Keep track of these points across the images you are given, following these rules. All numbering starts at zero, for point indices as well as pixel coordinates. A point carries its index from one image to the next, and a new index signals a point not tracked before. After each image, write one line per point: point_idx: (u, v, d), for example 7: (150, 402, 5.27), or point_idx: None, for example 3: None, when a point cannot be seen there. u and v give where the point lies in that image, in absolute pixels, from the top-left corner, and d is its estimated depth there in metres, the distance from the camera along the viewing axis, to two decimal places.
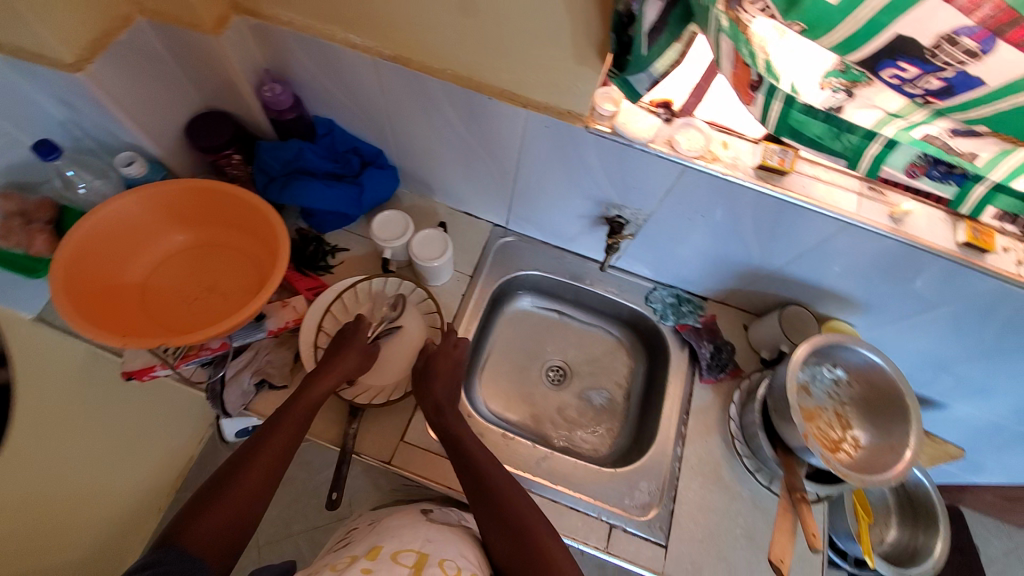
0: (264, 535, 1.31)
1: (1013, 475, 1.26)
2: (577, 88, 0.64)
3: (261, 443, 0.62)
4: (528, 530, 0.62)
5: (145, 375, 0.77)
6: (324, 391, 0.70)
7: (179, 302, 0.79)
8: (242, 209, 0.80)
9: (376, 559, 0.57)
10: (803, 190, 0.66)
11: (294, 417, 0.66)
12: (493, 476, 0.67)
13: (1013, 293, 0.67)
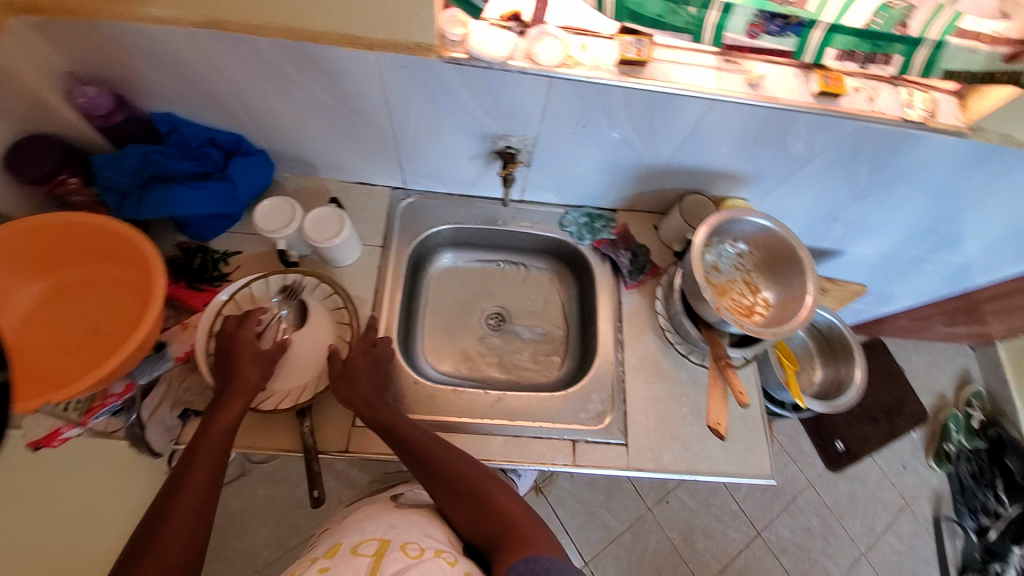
0: (262, 560, 1.28)
1: (915, 297, 1.43)
2: (417, 15, 0.59)
3: (177, 488, 0.58)
4: (491, 503, 0.64)
5: (53, 441, 0.68)
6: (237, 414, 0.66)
7: (63, 356, 0.71)
8: (93, 235, 0.71)
9: (335, 556, 0.57)
10: (665, 76, 0.67)
11: (213, 449, 0.62)
12: (446, 455, 0.68)
13: (870, 128, 0.72)
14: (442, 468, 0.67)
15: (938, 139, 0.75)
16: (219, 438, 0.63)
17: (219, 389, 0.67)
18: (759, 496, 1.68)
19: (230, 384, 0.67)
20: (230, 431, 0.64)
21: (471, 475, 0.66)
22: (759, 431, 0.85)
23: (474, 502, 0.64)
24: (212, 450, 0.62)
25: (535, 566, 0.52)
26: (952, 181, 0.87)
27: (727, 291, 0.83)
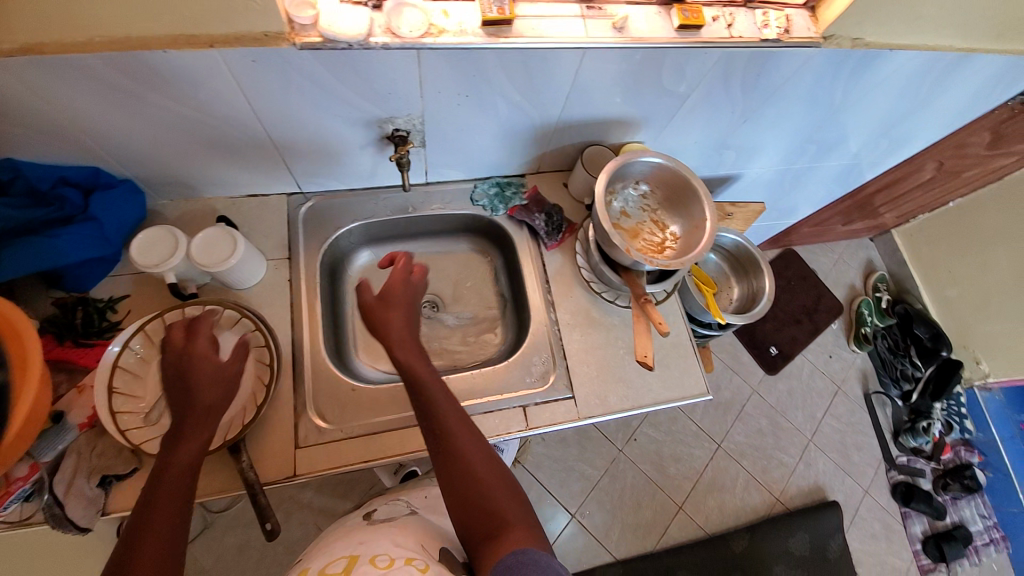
0: None
1: (812, 204, 1.56)
2: (255, 3, 0.55)
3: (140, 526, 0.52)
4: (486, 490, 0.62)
5: None
6: (195, 447, 0.59)
7: None
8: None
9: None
10: (533, 32, 0.66)
11: (173, 481, 0.56)
12: (462, 436, 0.65)
13: (733, 54, 0.76)
14: (449, 453, 0.64)
15: (795, 54, 0.80)
16: (182, 466, 0.57)
17: (174, 409, 0.59)
18: (714, 413, 1.82)
19: (186, 403, 0.59)
20: (193, 458, 0.57)
21: (478, 462, 0.64)
22: (688, 354, 0.92)
23: (472, 492, 0.62)
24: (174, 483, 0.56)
25: (524, 558, 0.53)
26: (817, 91, 0.94)
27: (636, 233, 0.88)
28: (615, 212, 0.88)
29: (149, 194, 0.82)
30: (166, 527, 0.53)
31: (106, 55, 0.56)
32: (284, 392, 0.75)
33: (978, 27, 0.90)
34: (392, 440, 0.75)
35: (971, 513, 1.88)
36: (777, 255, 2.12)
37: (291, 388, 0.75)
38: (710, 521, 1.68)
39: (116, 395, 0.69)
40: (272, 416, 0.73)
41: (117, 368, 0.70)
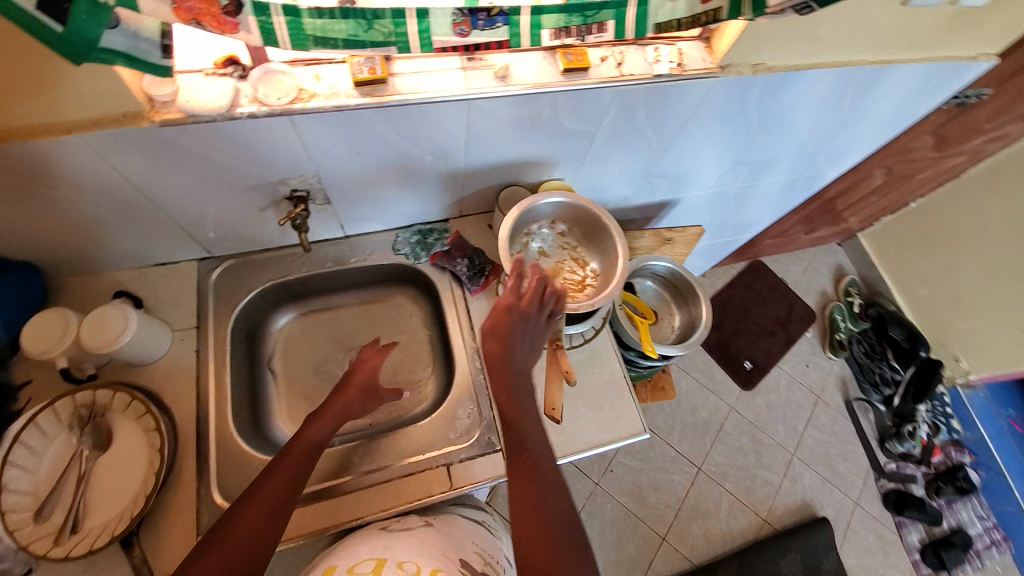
0: None
1: (765, 217, 1.55)
2: (100, 86, 0.53)
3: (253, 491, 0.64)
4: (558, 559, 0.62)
5: None
6: (322, 432, 0.72)
7: None
8: None
9: None
10: (410, 88, 0.65)
11: (295, 458, 0.68)
12: (539, 467, 0.70)
13: (628, 92, 0.75)
14: (523, 486, 0.68)
15: (695, 86, 0.79)
16: (280, 487, 0.64)
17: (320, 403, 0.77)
18: (692, 435, 1.77)
19: (321, 412, 0.74)
20: (292, 482, 0.66)
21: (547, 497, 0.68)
22: (624, 391, 0.88)
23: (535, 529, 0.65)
24: (272, 499, 0.63)
25: None
26: (733, 115, 0.93)
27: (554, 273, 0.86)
28: (530, 254, 0.86)
29: (49, 271, 0.80)
30: (249, 544, 0.59)
31: None
32: (187, 469, 0.74)
33: (887, 42, 0.89)
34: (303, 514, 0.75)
35: (969, 517, 1.79)
36: (745, 267, 2.09)
37: (195, 470, 0.74)
38: (695, 550, 1.61)
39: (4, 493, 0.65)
40: (177, 494, 0.72)
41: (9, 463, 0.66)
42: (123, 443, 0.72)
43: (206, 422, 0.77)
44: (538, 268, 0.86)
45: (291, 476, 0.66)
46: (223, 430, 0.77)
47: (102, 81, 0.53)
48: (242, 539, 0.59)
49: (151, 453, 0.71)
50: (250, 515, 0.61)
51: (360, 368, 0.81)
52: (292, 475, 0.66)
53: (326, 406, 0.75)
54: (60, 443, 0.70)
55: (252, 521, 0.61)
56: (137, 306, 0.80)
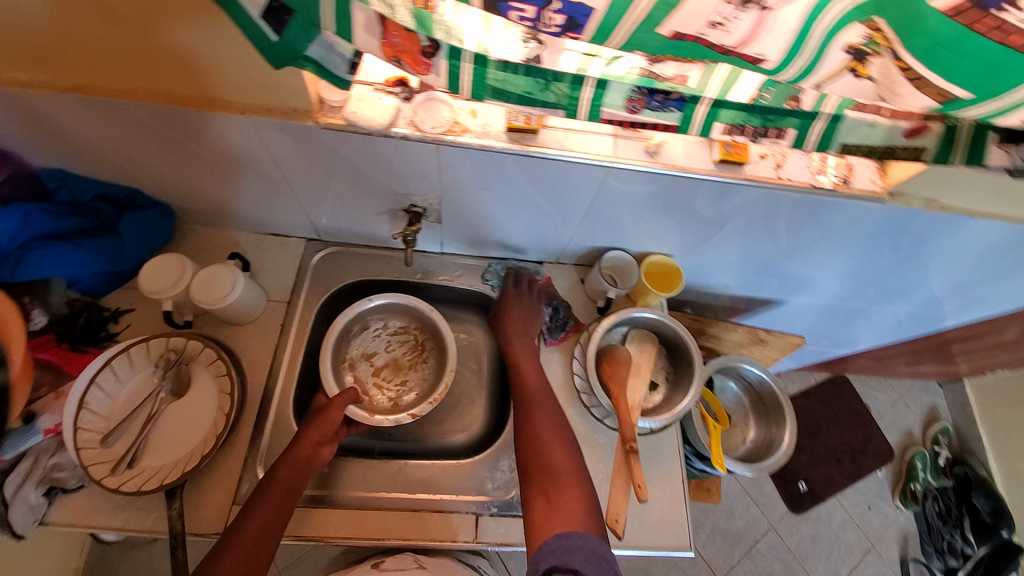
0: None
1: (870, 341, 1.41)
2: (285, 83, 0.57)
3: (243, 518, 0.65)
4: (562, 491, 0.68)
5: None
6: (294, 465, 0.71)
7: None
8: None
9: None
10: (557, 144, 0.64)
11: (275, 491, 0.67)
12: (544, 435, 0.74)
13: (779, 196, 0.70)
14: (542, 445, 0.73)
15: (852, 206, 0.73)
16: (259, 532, 0.64)
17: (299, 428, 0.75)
18: (720, 542, 1.62)
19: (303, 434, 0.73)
20: (270, 523, 0.65)
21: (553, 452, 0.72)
22: (678, 497, 0.81)
23: (541, 495, 0.68)
24: (246, 548, 0.62)
25: (568, 544, 0.60)
26: (879, 239, 0.84)
27: (380, 373, 0.92)
28: (361, 360, 0.92)
29: (181, 216, 0.87)
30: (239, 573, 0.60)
31: (148, 105, 0.60)
32: (243, 436, 0.76)
33: None
34: (332, 518, 0.76)
35: None
36: (825, 378, 1.91)
37: (247, 440, 0.76)
38: None
39: (86, 411, 0.70)
40: (225, 458, 0.75)
41: (94, 384, 0.71)
42: (196, 395, 0.76)
43: (270, 397, 0.80)
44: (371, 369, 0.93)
45: (264, 520, 0.65)
46: (283, 407, 0.80)
47: (287, 79, 0.56)
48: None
49: (218, 412, 0.75)
50: (232, 561, 0.61)
51: (334, 406, 0.77)
52: (269, 523, 0.65)
53: (292, 453, 0.71)
54: (142, 379, 0.75)
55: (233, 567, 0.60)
56: (243, 269, 0.85)
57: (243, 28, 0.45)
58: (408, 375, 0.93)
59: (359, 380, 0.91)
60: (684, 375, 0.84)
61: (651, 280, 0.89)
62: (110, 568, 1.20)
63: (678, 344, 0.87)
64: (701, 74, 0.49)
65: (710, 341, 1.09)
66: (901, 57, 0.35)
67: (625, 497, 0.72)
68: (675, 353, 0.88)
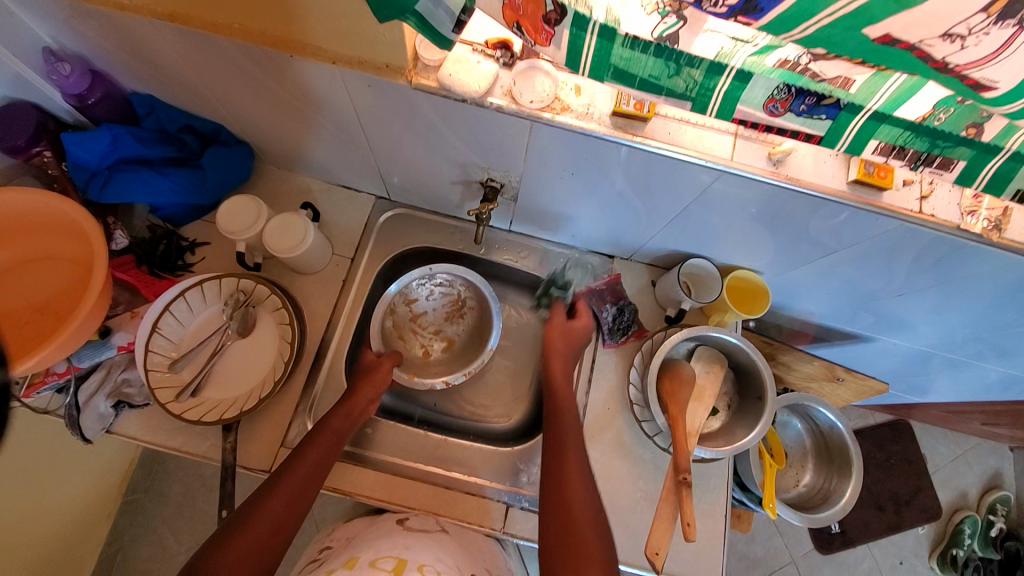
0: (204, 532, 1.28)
1: (958, 395, 1.25)
2: (383, 35, 0.52)
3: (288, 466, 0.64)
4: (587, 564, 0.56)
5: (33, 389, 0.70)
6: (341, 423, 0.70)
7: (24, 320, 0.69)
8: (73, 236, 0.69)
9: (354, 567, 0.59)
10: (667, 137, 0.57)
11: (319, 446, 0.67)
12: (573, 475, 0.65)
13: (914, 232, 0.60)
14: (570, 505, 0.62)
15: (1002, 257, 0.61)
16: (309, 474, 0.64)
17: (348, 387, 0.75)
18: (734, 563, 1.56)
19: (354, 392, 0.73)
20: (310, 476, 0.64)
21: (580, 497, 0.63)
22: (719, 531, 0.76)
23: (560, 545, 0.58)
24: (297, 485, 0.63)
25: None
26: (1014, 296, 0.71)
27: (417, 322, 0.90)
28: (401, 304, 0.88)
29: (259, 156, 0.87)
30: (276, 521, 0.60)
31: (239, 43, 0.57)
32: (295, 385, 0.78)
33: None
34: (366, 479, 0.76)
35: None
36: (886, 421, 1.73)
37: (298, 390, 0.78)
38: None
39: (158, 336, 0.73)
40: (277, 404, 0.76)
41: (168, 311, 0.74)
42: (258, 337, 0.77)
43: (324, 351, 0.81)
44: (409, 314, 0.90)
45: (314, 464, 0.65)
46: (336, 363, 0.81)
47: (386, 31, 0.51)
48: (276, 517, 0.60)
49: (277, 358, 0.76)
50: (280, 498, 0.61)
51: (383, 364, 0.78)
52: (317, 468, 0.65)
53: (346, 404, 0.72)
54: (213, 312, 0.77)
55: (281, 504, 0.61)
56: (314, 220, 0.84)
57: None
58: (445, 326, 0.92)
59: (397, 324, 0.89)
60: (750, 406, 0.78)
61: (732, 297, 0.82)
62: (160, 467, 1.31)
63: (750, 372, 0.79)
64: (870, 79, 0.40)
65: (778, 368, 1.01)
66: None
67: (669, 524, 0.68)
68: (745, 379, 0.81)
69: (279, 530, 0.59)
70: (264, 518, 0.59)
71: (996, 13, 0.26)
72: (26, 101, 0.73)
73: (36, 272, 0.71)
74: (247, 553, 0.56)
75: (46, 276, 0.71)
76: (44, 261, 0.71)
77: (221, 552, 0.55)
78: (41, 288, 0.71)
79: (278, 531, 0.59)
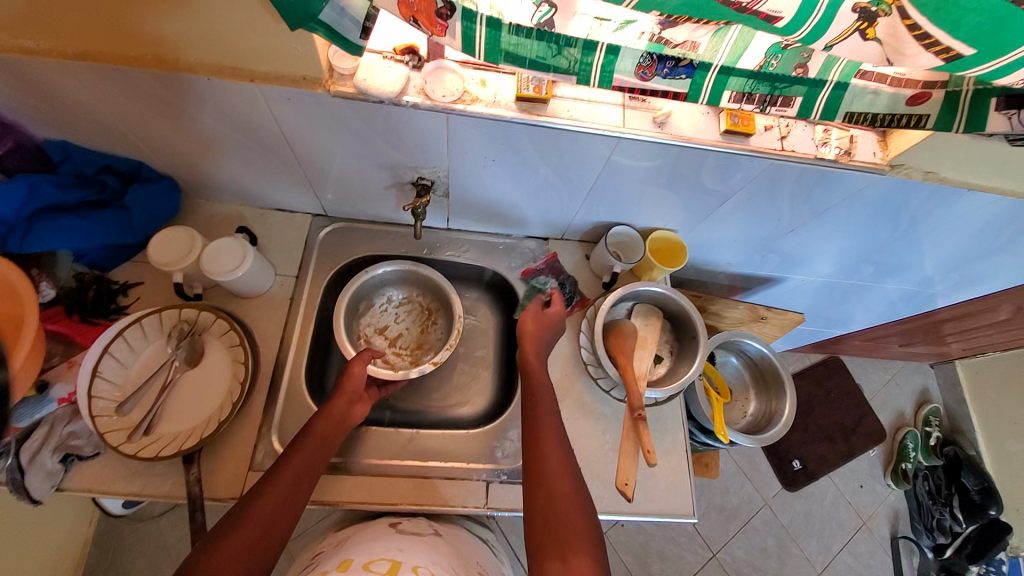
0: None
1: (869, 320, 1.42)
2: (298, 51, 0.57)
3: (274, 473, 0.65)
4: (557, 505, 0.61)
5: None
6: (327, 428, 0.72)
7: None
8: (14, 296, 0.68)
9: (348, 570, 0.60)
10: (566, 114, 0.65)
11: (307, 451, 0.68)
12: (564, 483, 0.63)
13: (783, 168, 0.71)
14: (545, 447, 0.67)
15: (855, 178, 0.74)
16: (297, 478, 0.65)
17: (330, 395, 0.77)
18: (716, 518, 1.64)
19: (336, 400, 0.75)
20: (298, 481, 0.65)
21: (552, 468, 0.65)
22: (682, 465, 0.83)
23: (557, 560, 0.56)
24: (286, 487, 0.64)
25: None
26: (879, 213, 0.85)
27: (397, 343, 0.93)
28: (376, 334, 0.92)
29: (187, 191, 0.87)
30: (268, 522, 0.60)
31: (156, 73, 0.60)
32: (256, 406, 0.78)
33: None
34: (345, 484, 0.77)
35: None
36: (820, 360, 1.91)
37: (261, 410, 0.78)
38: None
39: (100, 379, 0.71)
40: (239, 429, 0.76)
41: (108, 353, 0.72)
42: (209, 365, 0.77)
43: (281, 368, 0.81)
44: (385, 342, 0.93)
45: (299, 469, 0.66)
46: (295, 379, 0.81)
47: (300, 46, 0.56)
48: (265, 520, 0.60)
49: (232, 382, 0.76)
50: (268, 503, 0.62)
51: (356, 363, 0.78)
52: (304, 473, 0.66)
53: (329, 409, 0.73)
54: (156, 349, 0.76)
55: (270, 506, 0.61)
56: (252, 244, 0.85)
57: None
58: (426, 341, 0.94)
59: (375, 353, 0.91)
60: (689, 347, 0.86)
61: (656, 256, 0.90)
62: (120, 540, 1.22)
63: (683, 318, 0.88)
64: (712, 40, 0.49)
65: (712, 318, 1.11)
66: (909, 15, 0.37)
67: (633, 461, 0.74)
68: (680, 326, 0.90)
69: (270, 532, 0.60)
70: (253, 522, 0.59)
71: None
72: None
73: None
74: (238, 555, 0.56)
75: None
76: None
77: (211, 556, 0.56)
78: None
79: (268, 534, 0.60)
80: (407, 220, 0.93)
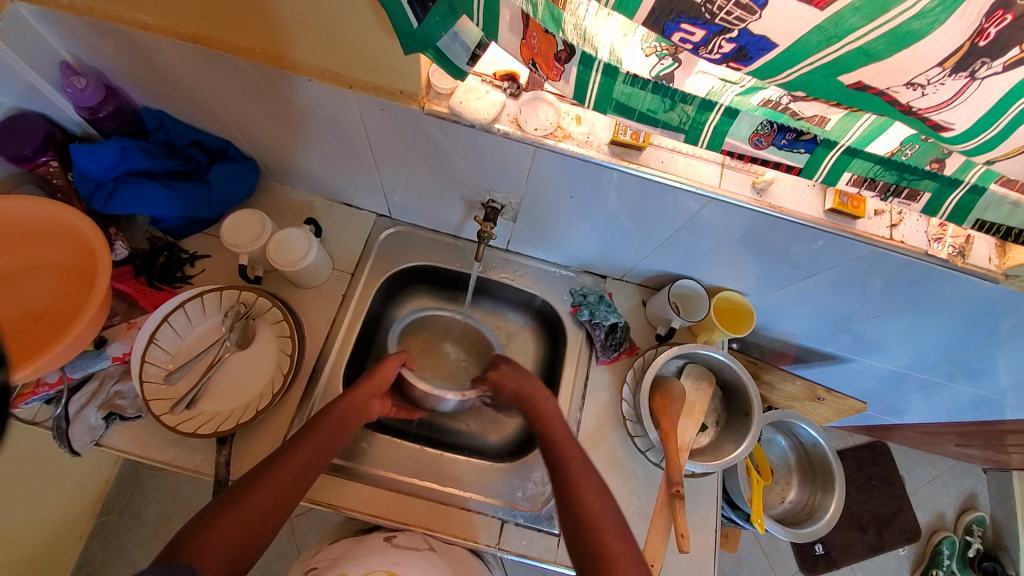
0: None
1: (931, 415, 1.30)
2: (401, 66, 0.56)
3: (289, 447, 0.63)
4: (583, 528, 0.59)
5: (25, 397, 0.69)
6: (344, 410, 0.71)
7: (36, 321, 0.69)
8: (74, 239, 0.70)
9: None
10: (660, 165, 0.62)
11: (324, 429, 0.67)
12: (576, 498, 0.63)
13: (884, 259, 0.66)
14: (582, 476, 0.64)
15: (964, 281, 0.67)
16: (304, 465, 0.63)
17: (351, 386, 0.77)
18: None
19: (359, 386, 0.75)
20: (313, 456, 0.64)
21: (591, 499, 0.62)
22: (710, 545, 0.78)
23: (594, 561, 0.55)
24: (304, 457, 0.63)
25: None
26: (983, 317, 0.76)
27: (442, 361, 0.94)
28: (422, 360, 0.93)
29: (265, 173, 0.90)
30: (279, 495, 0.58)
31: (261, 66, 0.60)
32: (293, 397, 0.78)
33: None
34: (363, 493, 0.76)
35: None
36: (864, 442, 1.77)
37: (297, 403, 0.78)
38: None
39: (155, 346, 0.73)
40: (272, 418, 0.76)
41: (166, 322, 0.74)
42: (256, 349, 0.78)
43: (324, 364, 0.81)
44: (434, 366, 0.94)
45: (318, 444, 0.66)
46: (334, 376, 0.81)
47: (404, 61, 0.55)
48: (281, 487, 0.59)
49: (276, 372, 0.77)
50: (274, 484, 0.59)
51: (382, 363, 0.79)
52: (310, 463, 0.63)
53: (342, 402, 0.71)
54: (211, 324, 0.78)
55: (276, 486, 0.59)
56: (316, 235, 0.86)
57: (385, 10, 0.46)
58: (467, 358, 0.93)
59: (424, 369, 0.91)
60: (738, 423, 0.81)
61: (720, 317, 0.85)
62: (139, 486, 1.27)
63: (738, 389, 0.82)
64: (843, 119, 0.44)
65: (762, 387, 1.04)
66: None
67: (663, 541, 0.70)
68: (733, 397, 0.84)
69: (273, 513, 0.57)
70: (264, 491, 0.58)
71: (949, 66, 0.29)
72: (38, 112, 0.74)
73: (27, 282, 0.70)
74: (239, 530, 0.54)
75: (38, 284, 0.70)
76: (36, 270, 0.70)
77: (213, 526, 0.53)
78: (29, 298, 0.70)
79: (271, 516, 0.57)
80: (469, 235, 0.91)
